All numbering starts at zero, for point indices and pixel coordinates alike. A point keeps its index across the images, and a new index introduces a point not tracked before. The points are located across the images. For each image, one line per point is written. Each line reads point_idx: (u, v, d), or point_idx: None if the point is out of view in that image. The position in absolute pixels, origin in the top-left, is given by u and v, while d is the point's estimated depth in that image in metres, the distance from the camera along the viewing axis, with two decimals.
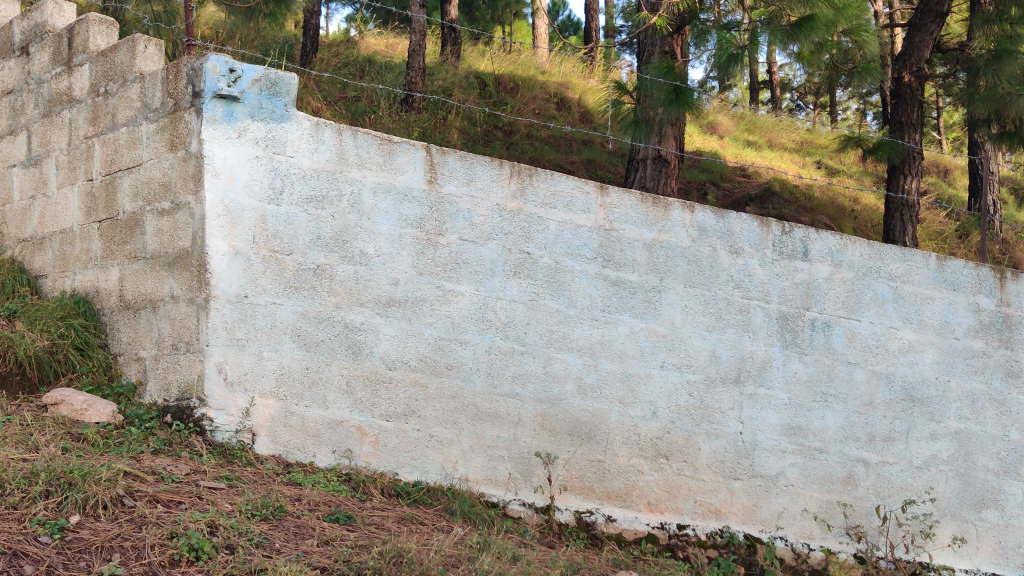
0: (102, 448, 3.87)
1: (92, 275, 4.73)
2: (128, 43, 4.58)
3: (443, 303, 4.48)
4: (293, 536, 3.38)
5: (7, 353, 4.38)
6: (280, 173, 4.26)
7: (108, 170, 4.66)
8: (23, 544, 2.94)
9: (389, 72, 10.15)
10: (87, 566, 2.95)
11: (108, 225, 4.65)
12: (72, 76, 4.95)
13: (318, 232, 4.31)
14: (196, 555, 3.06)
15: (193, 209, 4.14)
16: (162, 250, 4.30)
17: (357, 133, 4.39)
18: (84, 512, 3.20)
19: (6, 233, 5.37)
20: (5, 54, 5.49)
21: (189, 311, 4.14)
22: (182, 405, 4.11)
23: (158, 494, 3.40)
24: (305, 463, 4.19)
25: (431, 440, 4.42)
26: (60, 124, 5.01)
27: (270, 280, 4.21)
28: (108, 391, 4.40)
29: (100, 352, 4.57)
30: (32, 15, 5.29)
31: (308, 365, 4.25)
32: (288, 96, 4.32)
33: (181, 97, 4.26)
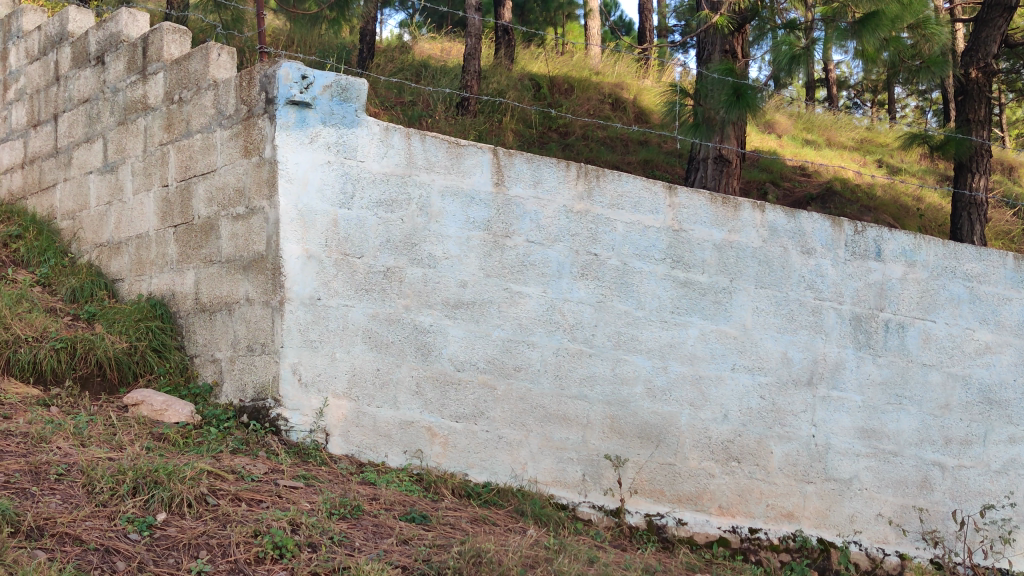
0: (182, 447, 3.94)
1: (168, 279, 4.84)
2: (202, 52, 4.68)
3: (511, 305, 4.50)
4: (372, 535, 3.41)
5: (88, 354, 4.48)
6: (351, 177, 4.31)
7: (183, 176, 4.77)
8: (115, 541, 2.98)
9: (445, 75, 10.16)
10: (176, 563, 2.99)
11: (184, 229, 4.75)
12: (147, 84, 5.07)
13: (388, 236, 4.36)
14: (280, 553, 3.10)
15: (268, 213, 4.22)
16: (238, 253, 4.39)
17: (425, 137, 4.42)
18: (170, 510, 3.24)
19: (83, 238, 5.52)
20: (81, 64, 5.63)
21: (264, 313, 4.22)
22: (258, 406, 4.19)
23: (239, 493, 3.46)
24: (377, 463, 4.24)
25: (501, 442, 4.43)
26: (136, 131, 5.13)
27: (342, 282, 4.27)
28: (185, 392, 4.50)
29: (177, 353, 4.67)
30: (108, 25, 5.42)
31: (379, 367, 4.29)
32: (358, 102, 4.36)
33: (255, 104, 4.34)
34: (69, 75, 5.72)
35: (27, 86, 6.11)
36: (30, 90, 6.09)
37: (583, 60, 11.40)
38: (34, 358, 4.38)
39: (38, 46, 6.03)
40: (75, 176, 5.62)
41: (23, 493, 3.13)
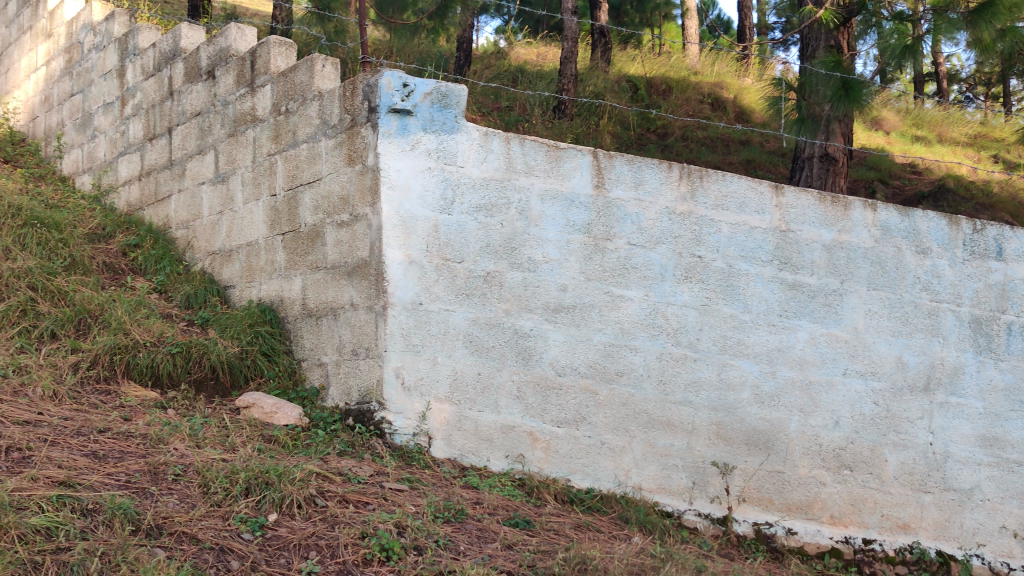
0: (291, 449, 4.02)
1: (277, 285, 4.97)
2: (307, 63, 4.78)
3: (613, 308, 4.44)
4: (477, 539, 3.41)
5: (202, 358, 4.62)
6: (452, 183, 4.34)
7: (290, 185, 4.89)
8: (229, 540, 3.03)
9: (541, 80, 10.15)
10: (287, 563, 3.03)
11: (291, 237, 4.87)
12: (255, 97, 5.22)
13: (488, 240, 4.37)
14: (387, 555, 3.12)
15: (371, 220, 4.29)
16: (342, 260, 4.46)
17: (524, 141, 4.41)
18: (280, 511, 3.30)
19: (197, 247, 5.73)
20: (193, 79, 5.84)
21: (368, 318, 4.29)
22: (363, 409, 4.25)
23: (347, 495, 3.51)
24: (479, 467, 4.25)
25: (603, 447, 4.39)
26: (245, 143, 5.28)
27: (443, 287, 4.30)
28: (293, 395, 4.61)
29: (285, 357, 4.79)
30: (218, 40, 5.61)
31: (480, 371, 4.30)
32: (458, 107, 4.39)
33: (358, 113, 4.41)
34: (182, 90, 5.93)
35: (143, 101, 6.36)
36: (145, 105, 6.34)
37: (681, 60, 11.22)
38: (152, 362, 4.53)
39: (152, 63, 6.27)
40: (188, 187, 5.83)
41: (143, 493, 3.20)
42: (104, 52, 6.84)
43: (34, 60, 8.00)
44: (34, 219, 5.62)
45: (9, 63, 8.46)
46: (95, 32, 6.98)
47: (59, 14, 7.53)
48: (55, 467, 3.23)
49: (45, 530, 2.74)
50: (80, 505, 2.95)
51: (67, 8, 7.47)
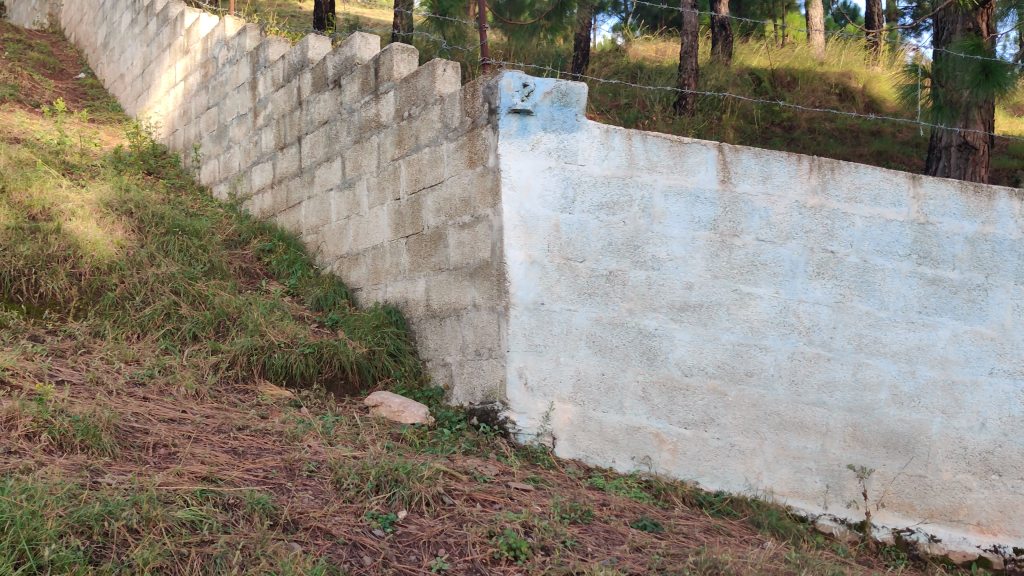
0: (418, 447, 4.07)
1: (402, 287, 5.07)
2: (429, 68, 4.85)
3: (740, 307, 4.33)
4: (604, 540, 3.37)
5: (333, 359, 4.75)
6: (572, 182, 4.32)
7: (413, 189, 4.97)
8: (362, 536, 3.06)
9: (661, 76, 10.01)
10: (417, 560, 3.03)
11: (415, 240, 4.95)
12: (379, 103, 5.33)
13: (610, 239, 4.32)
14: (514, 555, 3.10)
15: (492, 220, 4.31)
16: (465, 261, 4.51)
17: (646, 137, 4.34)
18: (410, 508, 3.33)
19: (326, 251, 5.90)
20: (320, 88, 6.01)
21: (491, 318, 4.32)
22: (487, 408, 4.28)
23: (473, 493, 3.54)
24: (605, 468, 4.22)
25: (732, 450, 4.29)
26: (370, 149, 5.40)
27: (565, 287, 4.28)
28: (419, 395, 4.69)
29: (411, 357, 4.89)
30: (343, 50, 5.76)
31: (604, 371, 4.26)
32: (578, 106, 4.35)
33: (478, 115, 4.44)
34: (310, 100, 6.12)
35: (274, 112, 6.60)
36: (276, 115, 6.58)
37: (806, 50, 10.86)
38: (286, 363, 4.69)
39: (282, 75, 6.49)
40: (317, 193, 6.01)
41: (280, 489, 3.29)
42: (238, 65, 7.13)
43: (173, 76, 8.42)
44: (176, 227, 5.91)
45: (151, 80, 8.94)
46: (229, 46, 7.28)
47: (196, 31, 7.90)
48: (198, 463, 3.37)
49: (190, 523, 2.73)
50: (222, 500, 3.03)
51: (202, 25, 7.83)
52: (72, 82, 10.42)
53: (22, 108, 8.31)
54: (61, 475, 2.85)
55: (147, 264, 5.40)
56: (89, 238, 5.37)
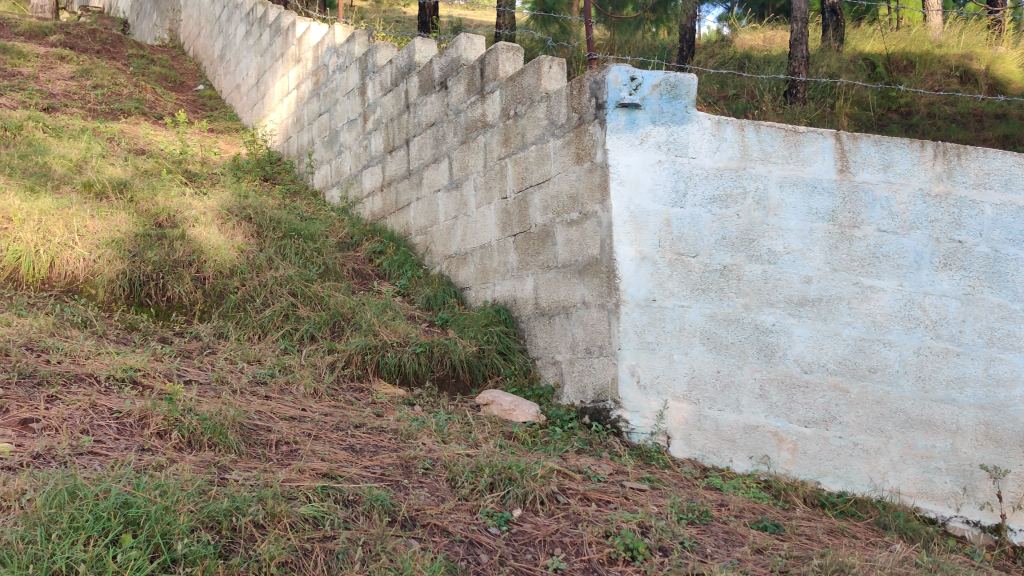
0: (531, 445, 4.06)
1: (510, 286, 5.09)
2: (535, 66, 4.82)
3: (862, 301, 4.17)
4: (723, 542, 3.28)
5: (444, 358, 4.80)
6: (683, 175, 4.23)
7: (520, 187, 4.97)
8: (478, 534, 3.04)
9: (769, 64, 9.74)
10: (533, 559, 2.99)
11: (523, 238, 4.95)
12: (485, 103, 5.34)
13: (724, 232, 4.22)
14: (632, 555, 3.03)
15: (601, 217, 4.27)
16: (574, 258, 4.48)
17: (760, 127, 4.23)
18: (524, 507, 3.32)
19: (435, 251, 5.97)
20: (427, 90, 6.06)
21: (601, 316, 4.27)
22: (599, 407, 4.25)
23: (588, 493, 3.51)
24: (722, 468, 4.13)
25: (856, 449, 4.13)
26: (477, 149, 5.43)
27: (677, 283, 4.19)
28: (529, 393, 4.69)
29: (520, 356, 4.90)
30: (450, 52, 5.80)
31: (719, 369, 4.17)
32: (688, 97, 4.26)
33: (586, 110, 4.39)
34: (417, 102, 6.19)
35: (383, 116, 6.71)
36: (385, 119, 6.68)
37: (922, 33, 10.39)
38: (399, 362, 4.75)
39: (390, 79, 6.58)
40: (426, 194, 6.08)
41: (397, 485, 3.33)
42: (347, 71, 7.28)
43: (286, 84, 8.66)
44: (292, 231, 6.09)
45: (265, 89, 9.23)
46: (339, 54, 7.44)
47: (307, 40, 8.10)
48: (319, 460, 3.44)
49: (313, 519, 2.78)
50: (342, 496, 3.07)
51: (313, 33, 8.02)
52: (193, 93, 10.87)
53: (147, 121, 8.71)
54: (191, 471, 2.95)
55: (265, 267, 5.57)
56: (212, 244, 5.59)
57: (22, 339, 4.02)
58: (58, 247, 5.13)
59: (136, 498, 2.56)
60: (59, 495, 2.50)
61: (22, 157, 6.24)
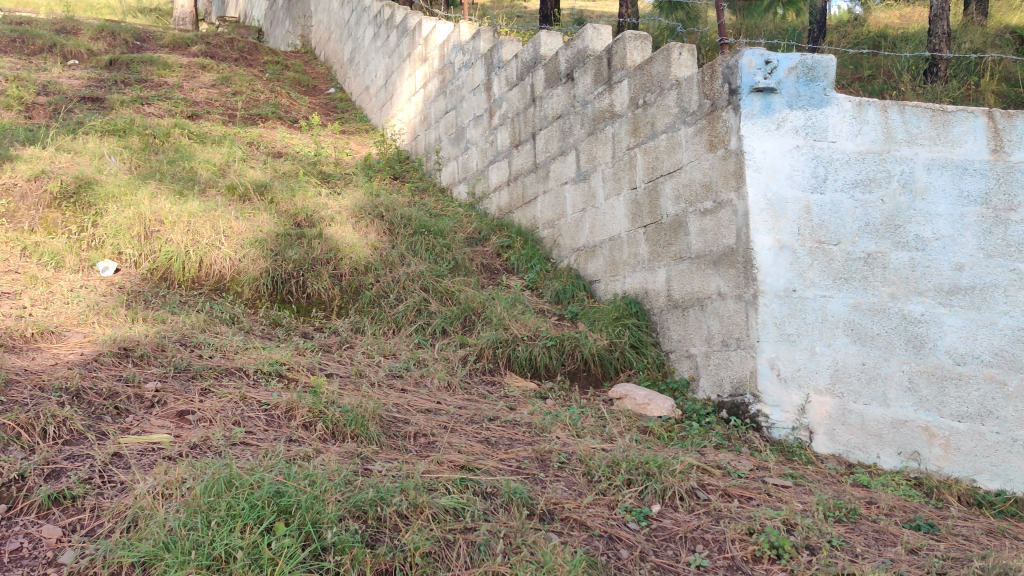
0: (667, 440, 3.98)
1: (641, 278, 5.03)
2: (664, 53, 4.72)
3: (1020, 288, 3.93)
4: (874, 541, 3.14)
5: (575, 351, 4.78)
6: (824, 160, 4.07)
7: (650, 177, 4.89)
8: (617, 529, 3.01)
9: (907, 43, 9.26)
10: (675, 555, 2.93)
11: (654, 229, 4.88)
12: (613, 93, 5.27)
13: (868, 219, 4.04)
14: (778, 554, 2.94)
15: (737, 205, 4.13)
16: (708, 249, 4.38)
17: (905, 108, 4.06)
18: (664, 503, 3.26)
19: (563, 245, 5.96)
20: (553, 82, 6.03)
21: (738, 308, 4.16)
22: (737, 401, 4.15)
23: (729, 489, 3.42)
24: (868, 464, 3.98)
25: (1015, 445, 3.89)
26: (605, 140, 5.37)
27: (819, 272, 4.04)
28: (664, 387, 4.63)
29: (653, 349, 4.84)
30: (576, 43, 5.74)
31: (864, 361, 3.99)
32: (827, 79, 4.08)
33: (719, 97, 4.26)
34: (543, 95, 6.16)
35: (509, 110, 6.72)
36: (511, 114, 6.68)
37: None
38: (530, 355, 4.76)
39: (516, 73, 6.59)
40: (553, 187, 6.07)
41: (534, 479, 3.32)
42: (473, 68, 7.34)
43: (413, 84, 8.81)
44: (423, 227, 6.19)
45: (393, 90, 9.42)
46: (464, 51, 7.50)
47: (433, 39, 8.20)
48: (456, 452, 3.48)
49: (454, 510, 2.81)
50: (481, 489, 3.08)
51: (438, 32, 8.11)
52: (325, 97, 11.22)
53: (283, 125, 9.04)
54: (336, 462, 3.03)
55: (398, 263, 5.69)
56: (347, 242, 5.74)
57: (176, 336, 4.23)
58: (206, 248, 5.38)
59: (287, 487, 2.64)
60: (216, 484, 2.61)
61: (171, 163, 6.57)
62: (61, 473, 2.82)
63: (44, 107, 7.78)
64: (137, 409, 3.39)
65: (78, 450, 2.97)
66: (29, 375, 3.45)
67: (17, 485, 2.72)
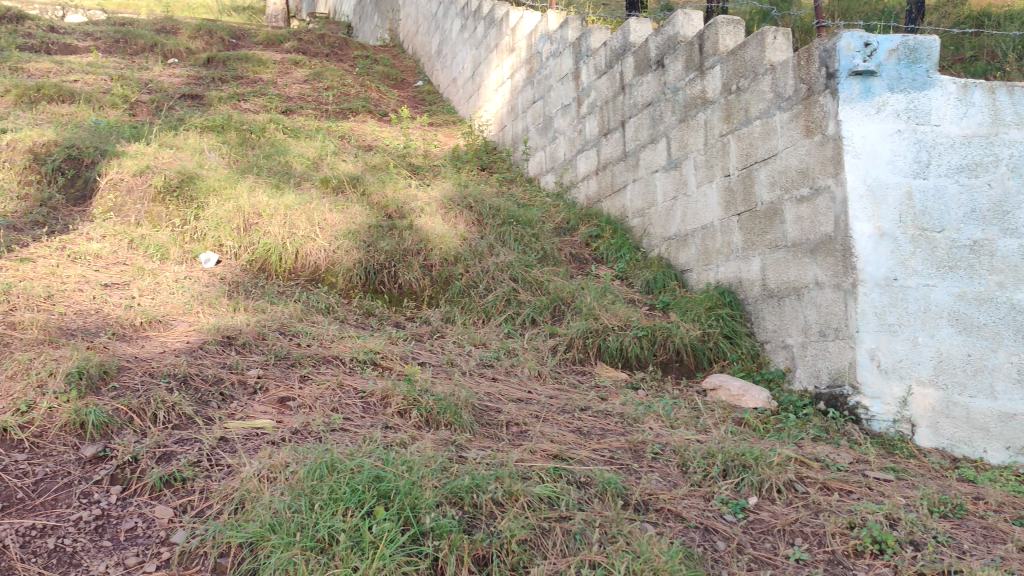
0: (763, 432, 3.92)
1: (735, 267, 4.95)
2: (758, 38, 4.63)
3: None
4: (983, 538, 3.03)
5: (667, 342, 4.76)
6: (927, 145, 3.94)
7: (744, 164, 4.81)
8: (714, 521, 2.98)
9: (1013, 21, 8.85)
10: (773, 548, 2.89)
11: (748, 217, 4.80)
12: (705, 80, 5.19)
13: (973, 205, 3.90)
14: (881, 548, 2.86)
15: (835, 191, 4.03)
16: (804, 237, 4.29)
17: (1013, 90, 3.89)
18: (761, 495, 3.22)
19: (653, 234, 5.91)
20: (643, 70, 5.97)
21: (836, 297, 4.06)
22: (836, 392, 4.07)
23: (828, 482, 3.35)
24: (974, 458, 3.86)
25: None
26: (696, 127, 5.30)
27: (921, 260, 3.92)
28: (758, 377, 4.57)
29: (748, 339, 4.76)
30: (666, 29, 5.66)
31: (970, 352, 3.86)
32: (930, 61, 3.96)
33: (815, 81, 4.16)
34: (633, 83, 6.11)
35: (598, 99, 6.68)
36: (600, 102, 6.65)
37: None
38: (621, 345, 4.73)
39: (605, 61, 6.54)
40: (643, 176, 6.02)
41: (628, 469, 3.31)
42: (561, 57, 7.31)
43: (501, 74, 8.83)
44: (511, 217, 6.22)
45: (481, 81, 9.47)
46: (552, 40, 7.49)
47: (521, 29, 8.21)
48: (549, 441, 3.49)
49: (548, 499, 2.82)
50: (575, 478, 3.08)
51: (526, 23, 8.11)
52: (413, 90, 11.35)
53: (373, 118, 9.18)
54: (432, 449, 3.08)
55: (487, 254, 5.73)
56: (438, 232, 5.81)
57: (276, 325, 4.36)
58: (302, 240, 5.51)
59: (386, 472, 2.69)
60: (319, 469, 2.69)
61: (267, 157, 6.75)
62: (172, 456, 2.93)
63: (147, 105, 8.08)
64: (241, 395, 3.50)
65: (187, 434, 3.08)
66: (139, 362, 3.60)
67: (131, 467, 2.84)
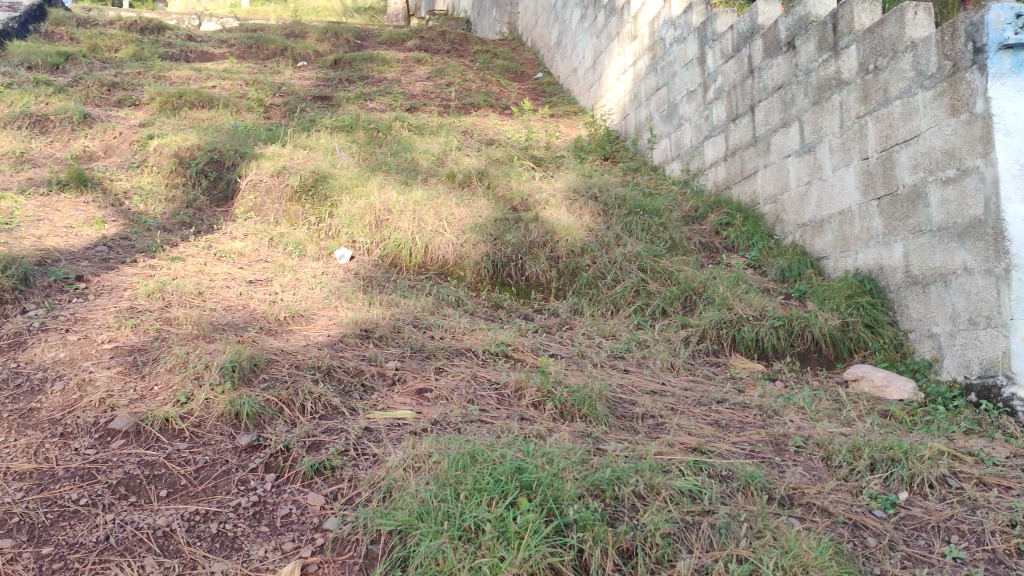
0: (910, 424, 3.78)
1: (875, 253, 4.78)
2: (897, 14, 4.45)
3: None
4: None
5: (805, 332, 4.63)
6: None
7: (884, 146, 4.62)
8: (863, 516, 2.89)
9: None
10: (927, 545, 2.78)
11: (888, 201, 4.62)
12: (840, 60, 5.03)
13: None
14: None
15: (984, 172, 3.84)
16: (951, 221, 4.10)
17: None
18: (912, 490, 3.10)
19: (786, 220, 5.77)
20: (773, 52, 5.82)
21: (987, 283, 3.87)
22: (988, 383, 3.88)
23: (984, 477, 3.20)
24: None
25: None
26: (831, 109, 5.13)
27: None
28: (903, 367, 4.38)
29: (890, 328, 4.59)
30: (797, 9, 5.52)
31: None
32: None
33: (961, 57, 3.96)
34: (762, 66, 5.96)
35: (725, 83, 6.55)
36: (727, 87, 6.52)
37: None
38: (757, 336, 4.65)
39: (731, 45, 6.40)
40: (774, 161, 5.87)
41: (770, 463, 3.25)
42: (686, 43, 7.20)
43: (623, 62, 8.75)
44: (638, 207, 6.17)
45: (602, 70, 9.42)
46: (676, 25, 7.38)
47: (643, 16, 8.11)
48: (686, 434, 3.46)
49: (690, 492, 2.80)
50: (716, 471, 3.04)
51: (648, 9, 8.02)
52: (533, 82, 11.39)
53: (495, 112, 9.27)
54: (570, 441, 3.10)
55: (614, 244, 5.71)
56: (564, 223, 5.82)
57: (409, 319, 4.46)
58: (431, 235, 5.62)
59: (527, 464, 2.73)
60: (462, 459, 2.75)
61: (395, 155, 6.91)
62: (321, 444, 3.05)
63: (281, 107, 8.39)
64: (381, 387, 3.60)
65: (334, 424, 3.20)
66: (286, 355, 3.75)
67: (283, 456, 2.97)
